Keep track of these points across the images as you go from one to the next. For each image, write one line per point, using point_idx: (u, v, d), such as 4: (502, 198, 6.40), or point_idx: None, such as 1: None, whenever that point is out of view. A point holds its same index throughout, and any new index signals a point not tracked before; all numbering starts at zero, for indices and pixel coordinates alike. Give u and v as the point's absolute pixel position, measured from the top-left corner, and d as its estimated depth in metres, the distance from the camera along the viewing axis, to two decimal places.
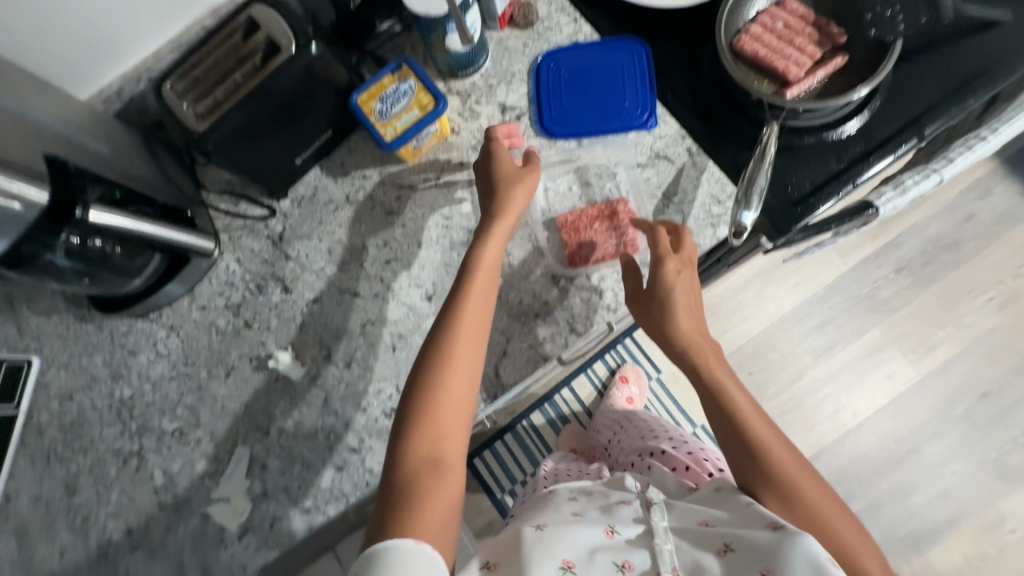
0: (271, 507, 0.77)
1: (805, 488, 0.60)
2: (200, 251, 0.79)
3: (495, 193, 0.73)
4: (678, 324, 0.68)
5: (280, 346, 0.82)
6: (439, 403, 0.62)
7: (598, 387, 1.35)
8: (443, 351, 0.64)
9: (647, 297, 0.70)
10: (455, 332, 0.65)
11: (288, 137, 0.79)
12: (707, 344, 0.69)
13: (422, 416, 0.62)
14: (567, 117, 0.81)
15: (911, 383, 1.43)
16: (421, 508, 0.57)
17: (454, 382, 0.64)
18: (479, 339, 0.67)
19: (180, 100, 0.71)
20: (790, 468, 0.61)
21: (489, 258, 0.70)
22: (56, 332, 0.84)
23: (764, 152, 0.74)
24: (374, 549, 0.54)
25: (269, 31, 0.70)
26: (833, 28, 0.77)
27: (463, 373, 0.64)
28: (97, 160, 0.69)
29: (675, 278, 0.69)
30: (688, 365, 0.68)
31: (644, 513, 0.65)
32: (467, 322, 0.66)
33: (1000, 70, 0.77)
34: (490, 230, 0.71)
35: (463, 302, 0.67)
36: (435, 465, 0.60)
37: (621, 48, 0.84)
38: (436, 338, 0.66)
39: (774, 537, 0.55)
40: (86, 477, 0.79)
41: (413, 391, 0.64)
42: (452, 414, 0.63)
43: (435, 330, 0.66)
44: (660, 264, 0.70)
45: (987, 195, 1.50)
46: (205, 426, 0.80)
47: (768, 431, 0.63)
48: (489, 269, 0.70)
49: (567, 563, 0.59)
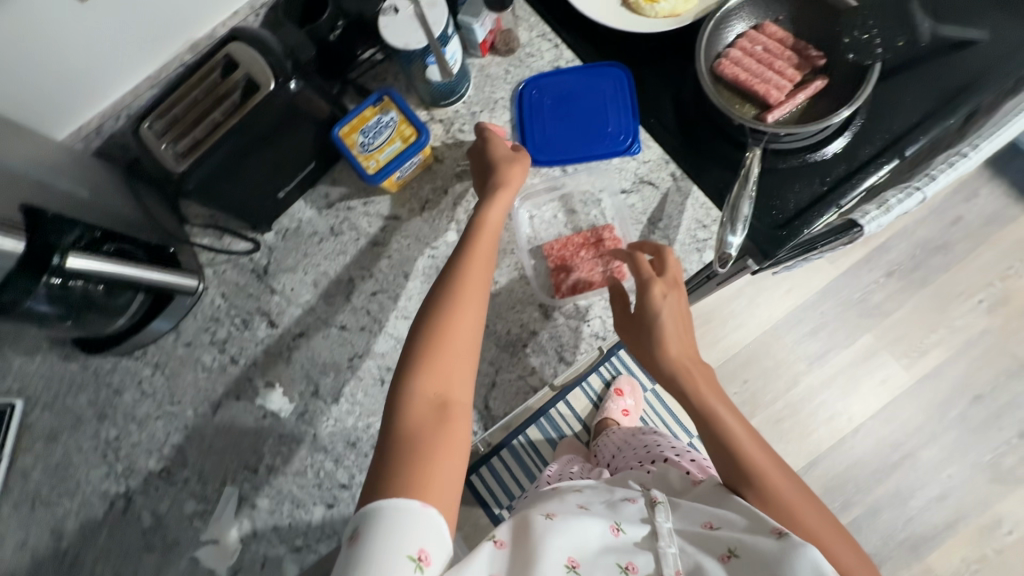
0: (262, 547, 0.76)
1: (802, 516, 0.60)
2: (183, 289, 0.79)
3: (498, 162, 0.75)
4: (665, 350, 0.67)
5: (267, 382, 0.81)
6: (446, 346, 0.63)
7: (593, 400, 1.31)
8: (449, 303, 0.65)
9: (634, 323, 0.69)
10: (461, 284, 0.66)
11: (271, 171, 0.78)
12: (697, 370, 0.67)
13: (428, 362, 0.62)
14: (550, 143, 0.81)
15: (904, 388, 1.44)
16: (426, 456, 0.57)
17: (460, 331, 0.64)
18: (484, 295, 0.67)
19: (159, 141, 0.69)
20: (785, 491, 0.61)
21: (492, 220, 0.72)
22: (39, 373, 0.83)
23: (747, 175, 0.74)
24: (375, 509, 0.53)
25: (248, 69, 0.69)
26: (811, 51, 0.78)
27: (469, 324, 0.65)
28: (76, 204, 0.68)
29: (661, 300, 0.68)
30: (679, 391, 0.67)
31: (649, 513, 0.64)
32: (473, 277, 0.67)
33: (978, 88, 0.78)
34: (493, 194, 0.73)
35: (469, 256, 0.69)
36: (440, 412, 0.60)
37: (604, 74, 0.83)
38: (442, 291, 0.66)
39: (779, 543, 0.54)
40: (72, 521, 0.78)
41: (418, 337, 0.64)
42: (458, 363, 0.63)
43: (440, 283, 0.67)
44: (645, 289, 0.68)
45: (974, 197, 1.51)
46: (193, 465, 0.79)
47: (763, 456, 0.63)
48: (492, 231, 0.71)
49: (572, 562, 0.58)
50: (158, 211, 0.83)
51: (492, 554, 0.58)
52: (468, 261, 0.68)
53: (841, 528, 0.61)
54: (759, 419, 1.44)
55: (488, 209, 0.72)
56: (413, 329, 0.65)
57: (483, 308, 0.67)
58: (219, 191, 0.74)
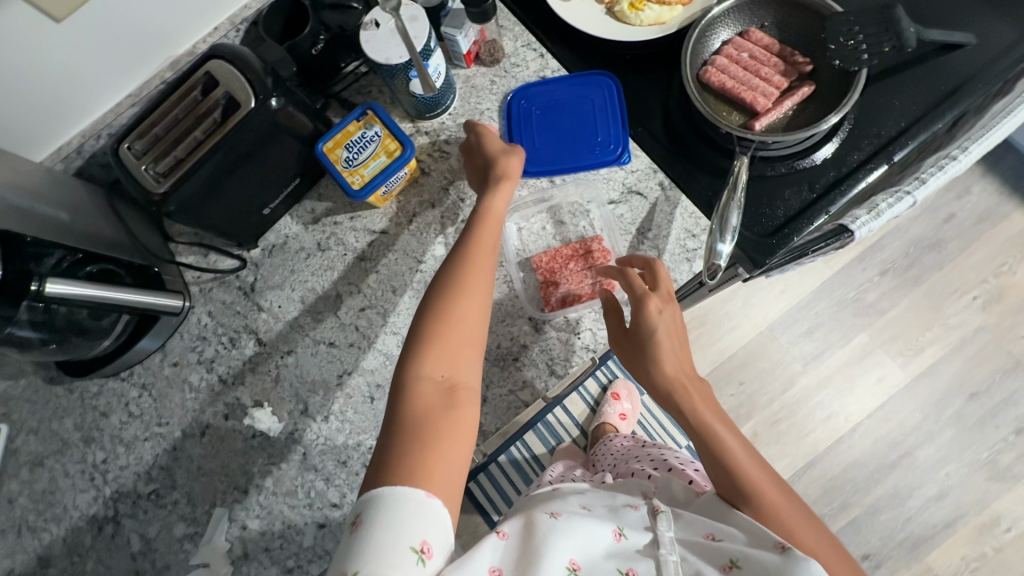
0: (253, 569, 0.75)
1: (801, 537, 0.59)
2: (168, 310, 0.77)
3: (497, 152, 0.75)
4: (661, 368, 0.66)
5: (256, 401, 0.80)
6: (453, 333, 0.63)
7: (592, 404, 1.26)
8: (454, 290, 0.65)
9: (630, 339, 0.68)
10: (466, 270, 0.66)
11: (255, 188, 0.77)
12: (693, 389, 0.66)
13: (434, 349, 0.62)
14: (539, 153, 0.81)
15: (900, 387, 1.43)
16: (432, 445, 0.56)
17: (466, 317, 0.64)
18: (489, 282, 0.67)
19: (139, 163, 0.68)
20: (786, 513, 0.60)
21: (495, 209, 0.72)
22: (24, 397, 0.82)
23: (736, 183, 0.74)
24: (385, 493, 0.52)
25: (228, 87, 0.68)
26: (798, 57, 0.77)
27: (475, 310, 0.65)
28: (56, 228, 0.67)
29: (656, 316, 0.66)
30: (677, 409, 0.66)
31: (650, 521, 0.62)
32: (478, 264, 0.67)
33: (965, 92, 0.77)
34: (495, 183, 0.73)
35: (474, 243, 0.69)
36: (447, 399, 0.60)
37: (591, 83, 0.82)
38: (447, 278, 0.66)
39: (782, 558, 0.53)
40: (61, 547, 0.77)
41: (423, 322, 0.64)
42: (464, 350, 0.63)
43: (445, 271, 0.67)
44: (640, 306, 0.67)
45: (966, 194, 1.51)
46: (182, 487, 0.78)
47: (762, 475, 0.62)
48: (494, 220, 0.71)
49: (573, 564, 0.58)
50: (142, 230, 0.82)
51: (495, 546, 0.59)
52: (473, 248, 0.68)
53: (841, 548, 0.61)
54: (756, 421, 1.43)
55: (490, 198, 0.72)
56: (418, 316, 0.65)
57: (488, 296, 0.66)
58: (203, 210, 0.73)
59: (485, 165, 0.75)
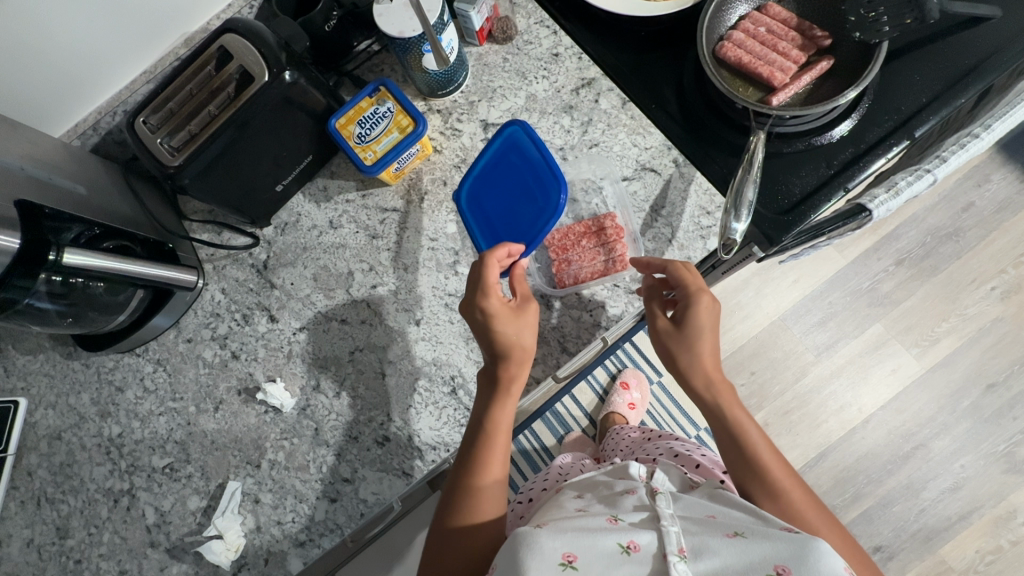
0: (265, 542, 0.76)
1: (822, 536, 0.57)
2: (183, 285, 0.78)
3: (510, 315, 0.68)
4: (702, 361, 0.66)
5: (268, 377, 0.80)
6: (472, 513, 0.62)
7: (599, 393, 1.30)
8: (472, 481, 0.63)
9: (672, 334, 0.67)
10: (483, 454, 0.64)
11: (269, 163, 0.77)
12: (725, 389, 0.66)
13: (457, 533, 0.62)
14: (505, 231, 0.78)
15: (915, 378, 1.41)
16: None
17: (483, 494, 0.63)
18: (501, 500, 0.64)
19: (154, 136, 0.69)
20: (809, 513, 0.58)
21: (511, 404, 0.67)
22: (44, 371, 0.83)
23: (751, 160, 0.72)
24: None
25: (241, 60, 0.68)
26: (816, 32, 0.76)
27: (494, 489, 0.64)
28: (71, 203, 0.68)
29: (708, 312, 0.66)
30: (710, 403, 0.66)
31: (648, 501, 0.60)
32: (493, 474, 0.64)
33: (988, 68, 0.75)
34: (509, 358, 0.67)
35: (491, 421, 0.66)
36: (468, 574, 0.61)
37: (503, 141, 0.79)
38: (454, 486, 0.64)
39: (787, 534, 0.50)
40: (77, 519, 0.78)
41: (449, 500, 0.64)
42: (482, 540, 0.62)
43: (461, 469, 0.65)
44: (691, 300, 0.66)
45: (986, 182, 1.47)
46: (196, 461, 0.79)
47: (790, 478, 0.60)
48: (507, 420, 0.67)
49: (567, 557, 0.52)
50: (156, 207, 0.82)
51: None
52: (487, 452, 0.64)
53: (861, 551, 0.59)
54: (767, 412, 1.42)
55: (503, 401, 0.67)
56: (446, 490, 0.65)
57: (503, 484, 0.65)
58: (217, 184, 0.74)
59: (492, 354, 0.68)
